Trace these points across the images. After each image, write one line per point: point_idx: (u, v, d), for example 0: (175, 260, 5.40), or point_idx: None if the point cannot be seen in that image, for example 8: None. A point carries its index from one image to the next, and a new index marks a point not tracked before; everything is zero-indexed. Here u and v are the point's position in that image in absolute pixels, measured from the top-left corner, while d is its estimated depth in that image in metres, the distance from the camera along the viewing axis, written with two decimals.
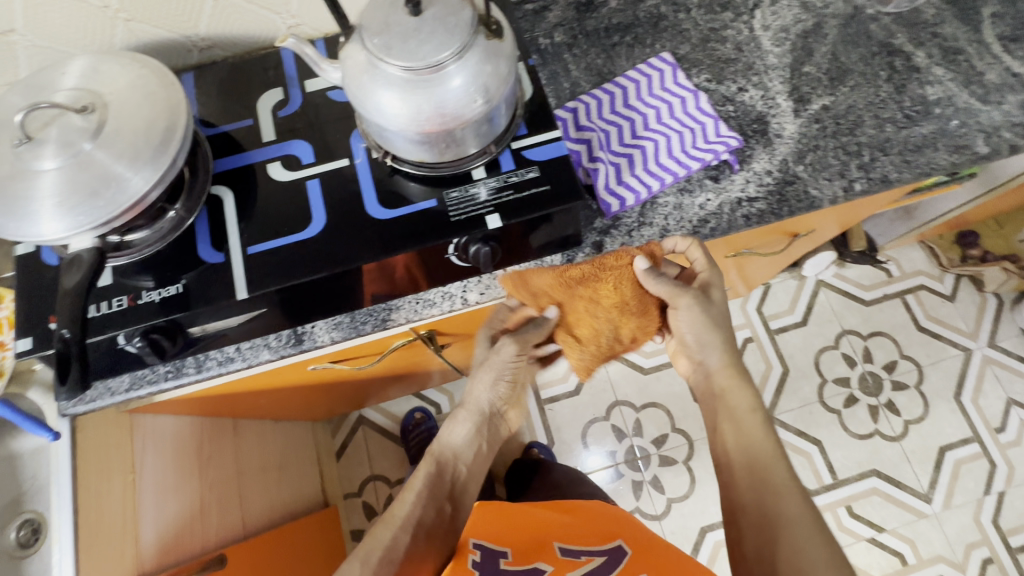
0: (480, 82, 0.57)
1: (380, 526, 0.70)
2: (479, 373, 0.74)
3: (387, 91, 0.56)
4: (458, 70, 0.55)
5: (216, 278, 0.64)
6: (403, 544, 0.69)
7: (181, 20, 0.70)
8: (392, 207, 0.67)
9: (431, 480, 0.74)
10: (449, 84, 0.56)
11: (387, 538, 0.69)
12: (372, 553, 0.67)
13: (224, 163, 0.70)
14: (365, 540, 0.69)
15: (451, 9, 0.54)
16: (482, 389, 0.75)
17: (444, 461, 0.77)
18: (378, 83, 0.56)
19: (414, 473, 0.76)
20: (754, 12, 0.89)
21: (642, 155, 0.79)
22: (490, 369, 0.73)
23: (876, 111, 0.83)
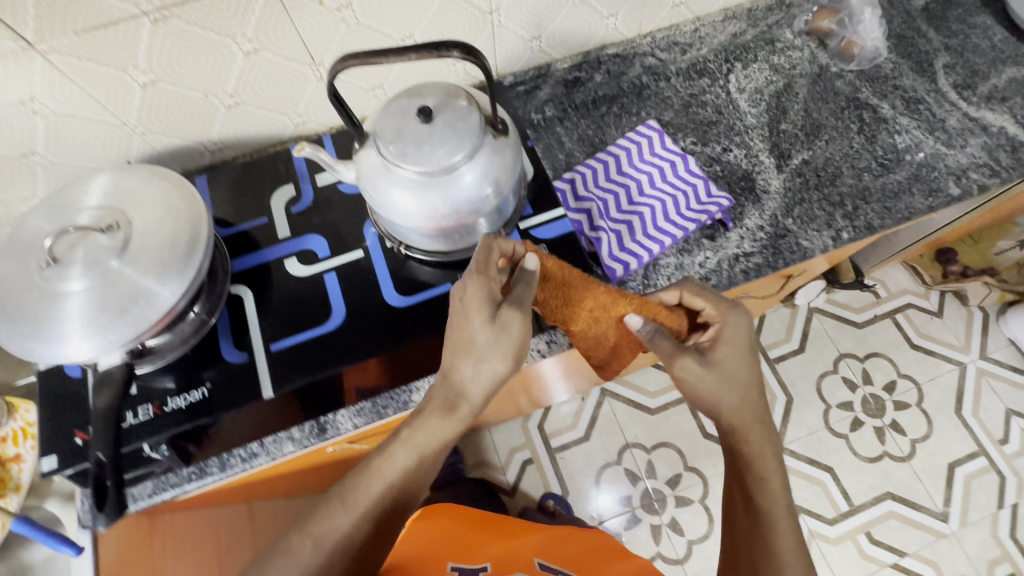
0: (490, 177, 0.60)
1: (337, 507, 0.55)
2: (481, 351, 0.58)
3: (402, 191, 0.59)
4: (470, 169, 0.58)
5: (241, 378, 0.65)
6: (363, 533, 0.54)
7: (193, 128, 0.72)
8: (409, 293, 0.70)
9: (408, 467, 0.56)
10: (462, 182, 0.59)
11: (343, 526, 0.54)
12: (326, 539, 0.53)
13: (242, 261, 0.72)
14: (315, 518, 0.54)
15: (459, 115, 0.58)
16: (483, 369, 0.57)
17: (425, 445, 0.58)
18: (393, 185, 0.59)
19: (386, 452, 0.57)
20: (729, 76, 0.95)
21: (640, 220, 0.82)
22: (493, 344, 0.57)
23: (853, 161, 0.88)
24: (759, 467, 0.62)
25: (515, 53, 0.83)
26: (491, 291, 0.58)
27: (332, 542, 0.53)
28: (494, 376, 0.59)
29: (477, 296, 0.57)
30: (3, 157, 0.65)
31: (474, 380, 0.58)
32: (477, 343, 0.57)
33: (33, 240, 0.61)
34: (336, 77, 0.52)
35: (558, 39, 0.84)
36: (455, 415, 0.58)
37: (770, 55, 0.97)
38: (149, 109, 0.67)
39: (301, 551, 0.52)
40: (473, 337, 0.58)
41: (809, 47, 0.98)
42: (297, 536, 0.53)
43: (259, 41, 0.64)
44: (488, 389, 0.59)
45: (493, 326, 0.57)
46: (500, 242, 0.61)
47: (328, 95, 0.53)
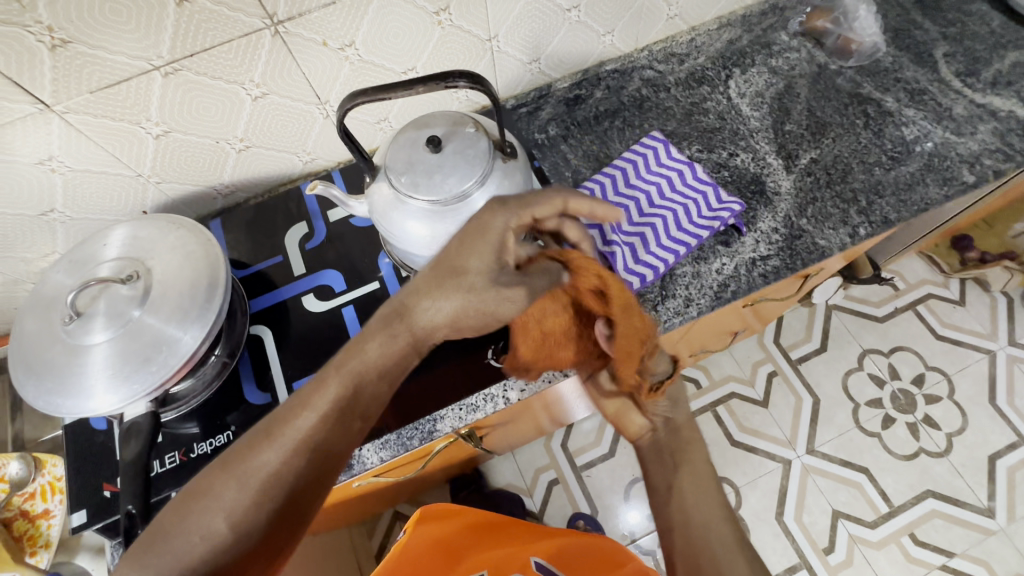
0: None
1: (264, 442, 0.49)
2: (462, 287, 0.57)
3: (416, 221, 0.59)
4: (484, 195, 0.58)
5: (266, 420, 0.65)
6: (294, 469, 0.49)
7: (206, 174, 0.73)
8: None
9: (342, 398, 0.53)
10: (474, 209, 0.59)
11: (271, 462, 0.49)
12: (252, 476, 0.48)
13: (260, 302, 0.72)
14: (241, 456, 0.49)
15: (468, 142, 0.59)
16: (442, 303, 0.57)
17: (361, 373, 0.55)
18: (407, 214, 0.59)
19: (319, 382, 0.53)
20: (728, 82, 0.95)
21: (653, 231, 0.82)
22: (474, 292, 0.57)
23: (863, 157, 0.88)
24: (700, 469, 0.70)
25: (515, 76, 0.84)
26: (499, 242, 0.57)
27: (258, 478, 0.48)
28: (448, 312, 0.58)
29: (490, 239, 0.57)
30: (23, 216, 0.67)
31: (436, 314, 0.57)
32: (471, 275, 0.57)
33: (56, 295, 0.62)
34: (345, 113, 0.52)
35: (558, 59, 0.85)
36: (390, 343, 0.56)
37: (768, 58, 0.97)
38: (163, 158, 0.68)
39: (226, 489, 0.47)
40: (473, 267, 0.57)
41: (806, 47, 0.98)
42: (222, 475, 0.48)
43: (267, 86, 0.65)
44: (432, 325, 0.58)
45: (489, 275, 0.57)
46: (534, 212, 0.58)
47: (339, 131, 0.54)
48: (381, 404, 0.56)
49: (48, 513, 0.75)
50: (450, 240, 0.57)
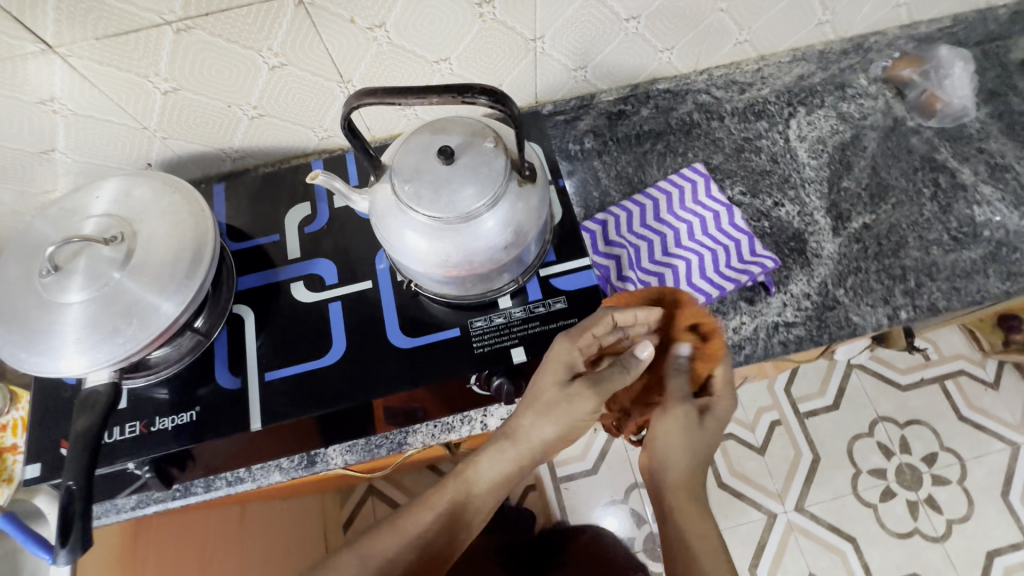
0: (509, 226, 0.55)
1: (388, 531, 0.60)
2: (552, 416, 0.59)
3: (420, 233, 0.54)
4: (499, 213, 0.54)
5: (229, 407, 0.62)
6: (405, 564, 0.57)
7: (217, 136, 0.70)
8: (416, 334, 0.64)
9: (455, 503, 0.60)
10: (478, 232, 0.54)
11: (390, 550, 0.58)
12: (371, 559, 0.58)
13: (247, 280, 0.69)
14: (367, 539, 0.60)
15: (484, 158, 0.53)
16: (549, 432, 0.59)
17: (470, 487, 0.61)
18: (410, 224, 0.54)
19: (439, 486, 0.62)
20: (789, 121, 0.87)
21: (673, 275, 0.77)
22: (560, 412, 0.59)
23: (921, 232, 0.79)
24: (698, 524, 0.59)
25: (556, 82, 0.77)
26: (568, 365, 0.60)
27: (375, 561, 0.58)
28: (550, 438, 0.60)
29: (556, 366, 0.59)
30: (23, 152, 0.65)
31: (533, 435, 0.60)
32: (546, 399, 0.59)
33: (41, 245, 0.59)
34: (352, 109, 0.47)
35: (606, 70, 0.77)
36: (508, 462, 0.61)
37: (840, 101, 0.88)
38: (170, 114, 0.65)
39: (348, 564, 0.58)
40: (546, 399, 0.59)
41: (885, 96, 0.88)
42: (348, 555, 0.59)
43: (286, 56, 0.61)
44: (546, 441, 0.60)
45: (565, 389, 0.59)
46: (614, 317, 0.61)
47: (342, 123, 0.49)
48: (484, 515, 0.62)
49: (14, 449, 0.75)
50: (533, 376, 0.61)
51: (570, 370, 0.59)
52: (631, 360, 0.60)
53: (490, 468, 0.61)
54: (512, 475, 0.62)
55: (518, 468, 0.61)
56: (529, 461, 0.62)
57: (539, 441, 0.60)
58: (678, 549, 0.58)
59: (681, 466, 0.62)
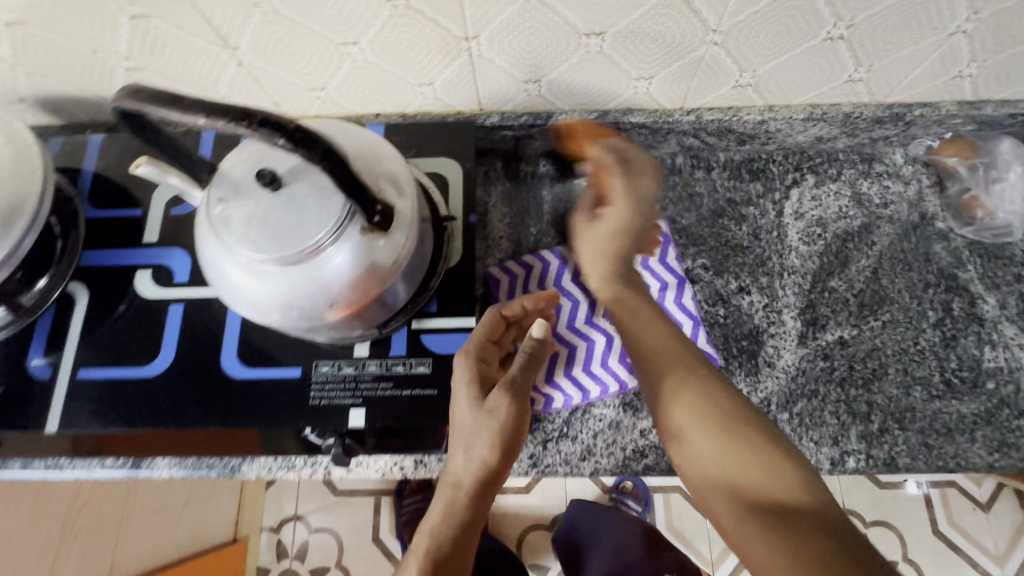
0: (349, 279, 0.44)
1: None
2: (471, 431, 0.51)
3: (242, 270, 0.43)
4: (341, 256, 0.43)
5: (32, 400, 0.56)
6: None
7: (92, 82, 0.60)
8: (252, 365, 0.55)
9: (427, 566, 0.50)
10: (310, 278, 0.43)
11: None
12: None
13: (94, 257, 0.61)
14: None
15: (321, 194, 0.42)
16: (478, 449, 0.51)
17: (437, 544, 0.52)
18: (228, 256, 0.43)
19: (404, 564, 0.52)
20: (790, 190, 0.71)
21: (586, 350, 0.66)
22: (487, 429, 0.51)
23: (908, 364, 0.64)
24: (672, 366, 0.52)
25: (504, 92, 0.63)
26: (479, 377, 0.53)
27: None
28: (490, 459, 0.51)
29: (461, 385, 0.52)
30: None
31: (472, 469, 0.52)
32: (465, 429, 0.51)
33: None
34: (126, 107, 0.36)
35: (566, 89, 0.62)
36: (465, 504, 0.52)
37: (860, 177, 0.72)
38: (24, 49, 0.55)
39: None
40: (461, 421, 0.52)
41: (920, 182, 0.71)
42: None
43: (145, 6, 0.50)
44: (487, 463, 0.51)
45: (477, 410, 0.51)
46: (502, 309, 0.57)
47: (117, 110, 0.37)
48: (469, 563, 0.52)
49: None
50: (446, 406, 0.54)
51: (477, 385, 0.52)
52: (528, 344, 0.53)
53: (444, 527, 0.52)
54: (463, 512, 0.52)
55: (478, 502, 0.52)
56: (485, 491, 0.53)
57: (478, 466, 0.51)
58: (691, 422, 0.49)
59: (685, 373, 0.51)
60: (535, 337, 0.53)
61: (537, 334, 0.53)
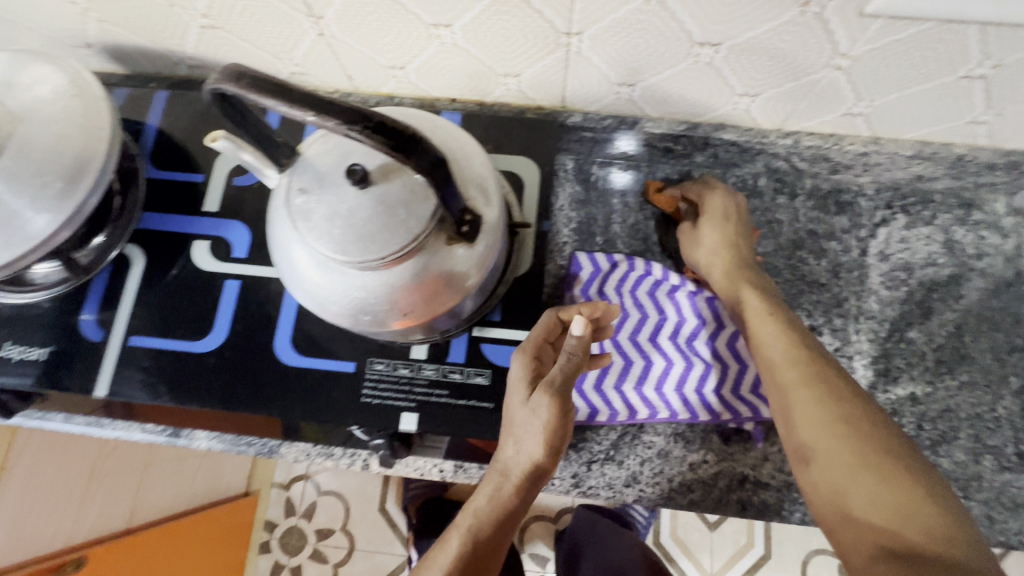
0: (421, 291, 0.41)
1: None
2: (521, 430, 0.48)
3: (320, 271, 0.41)
4: (423, 263, 0.41)
5: (83, 362, 0.55)
6: None
7: (164, 36, 0.57)
8: (306, 353, 0.54)
9: (462, 550, 0.48)
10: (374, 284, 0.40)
11: None
12: None
13: (151, 220, 0.59)
14: None
15: (410, 197, 0.39)
16: (527, 445, 0.47)
17: (476, 531, 0.49)
18: (308, 256, 0.41)
19: (443, 540, 0.51)
20: (878, 230, 0.66)
21: (642, 369, 0.62)
22: (535, 426, 0.47)
23: (981, 431, 0.61)
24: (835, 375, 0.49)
25: (592, 91, 0.58)
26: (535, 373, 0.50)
27: None
28: (539, 458, 0.48)
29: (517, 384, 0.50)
30: None
31: (519, 461, 0.48)
32: (514, 425, 0.48)
33: None
34: (221, 88, 0.33)
35: (660, 96, 0.58)
36: (509, 494, 0.49)
37: (955, 224, 0.66)
38: None
39: None
40: (513, 416, 0.49)
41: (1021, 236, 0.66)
42: None
43: None
44: (537, 463, 0.48)
45: (526, 407, 0.48)
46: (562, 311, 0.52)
47: (209, 89, 0.34)
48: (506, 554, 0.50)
49: None
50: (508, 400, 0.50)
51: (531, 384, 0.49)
52: (568, 344, 0.47)
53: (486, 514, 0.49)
54: (510, 506, 0.49)
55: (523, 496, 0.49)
56: (533, 487, 0.49)
57: (527, 463, 0.48)
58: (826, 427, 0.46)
59: (818, 394, 0.47)
60: (575, 337, 0.46)
61: (578, 334, 0.46)
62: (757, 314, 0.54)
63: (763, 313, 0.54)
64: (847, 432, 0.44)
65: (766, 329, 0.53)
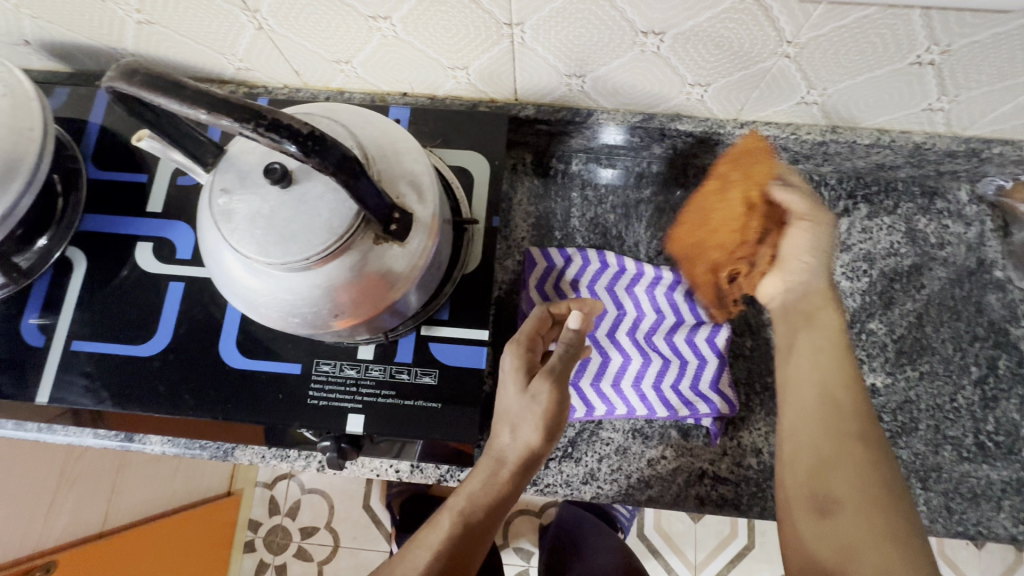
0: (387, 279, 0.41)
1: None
2: (519, 412, 0.49)
3: (248, 274, 0.40)
4: (354, 262, 0.39)
5: (25, 368, 0.54)
6: None
7: (101, 32, 0.55)
8: (251, 356, 0.53)
9: (454, 533, 0.46)
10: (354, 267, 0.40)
11: None
12: None
13: (95, 222, 0.57)
14: None
15: (334, 195, 0.38)
16: (524, 429, 0.48)
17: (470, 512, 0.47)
18: (234, 257, 0.40)
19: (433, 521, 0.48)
20: (839, 220, 0.66)
21: (600, 365, 0.61)
22: (533, 413, 0.49)
23: (941, 422, 0.61)
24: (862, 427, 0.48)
25: (543, 83, 0.57)
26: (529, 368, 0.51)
27: None
28: (534, 445, 0.49)
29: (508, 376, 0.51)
30: None
31: (518, 448, 0.48)
32: (509, 412, 0.49)
33: None
34: (116, 80, 0.31)
35: (612, 87, 0.57)
36: (502, 480, 0.48)
37: (918, 213, 0.66)
38: None
39: None
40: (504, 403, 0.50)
41: (983, 224, 0.65)
42: None
43: None
44: (531, 446, 0.48)
45: (525, 396, 0.49)
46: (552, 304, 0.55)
47: (109, 84, 0.33)
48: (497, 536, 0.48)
49: None
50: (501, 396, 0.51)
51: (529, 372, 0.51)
52: (566, 336, 0.52)
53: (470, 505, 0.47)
54: (506, 489, 0.48)
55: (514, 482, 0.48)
56: (527, 472, 0.49)
57: (524, 446, 0.48)
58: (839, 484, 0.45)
59: (858, 456, 0.46)
60: (573, 330, 0.52)
61: (575, 326, 0.52)
62: (809, 353, 0.53)
63: (819, 353, 0.52)
64: (872, 496, 0.45)
65: (818, 368, 0.51)
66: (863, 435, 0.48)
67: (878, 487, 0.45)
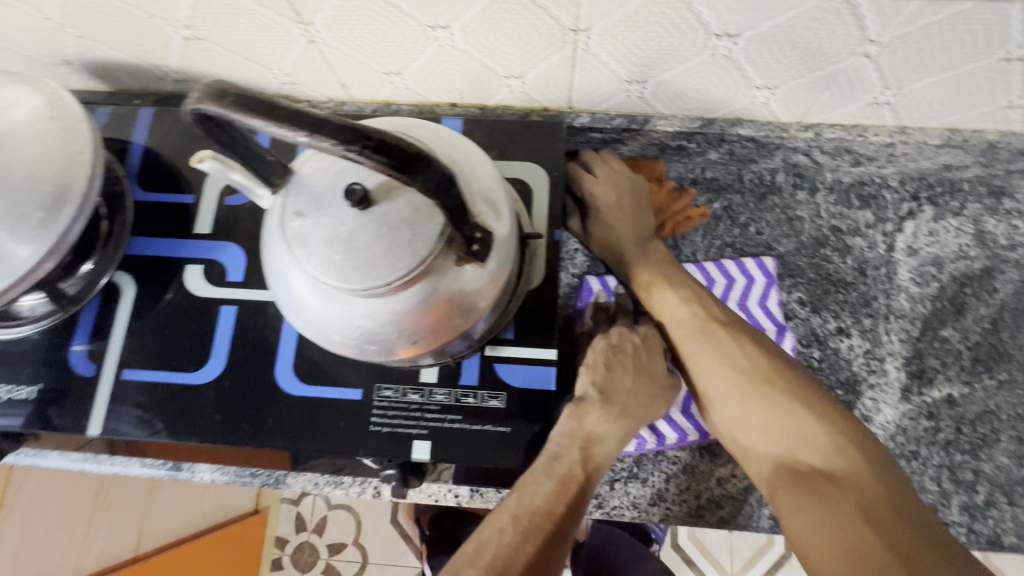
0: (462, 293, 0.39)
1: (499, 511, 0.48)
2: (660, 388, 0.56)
3: (320, 300, 0.38)
4: (431, 286, 0.37)
5: (76, 398, 0.52)
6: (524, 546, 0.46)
7: (145, 50, 0.54)
8: (309, 381, 0.51)
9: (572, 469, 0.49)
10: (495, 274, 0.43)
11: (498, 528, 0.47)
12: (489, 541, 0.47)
13: (141, 245, 0.56)
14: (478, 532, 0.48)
15: (415, 216, 0.35)
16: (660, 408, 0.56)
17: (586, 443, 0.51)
18: (306, 283, 0.38)
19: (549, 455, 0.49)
20: (904, 222, 0.63)
21: None
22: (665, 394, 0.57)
23: (1023, 432, 0.58)
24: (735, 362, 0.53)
25: (601, 90, 0.55)
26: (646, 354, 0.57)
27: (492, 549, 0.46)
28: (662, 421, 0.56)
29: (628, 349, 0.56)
30: None
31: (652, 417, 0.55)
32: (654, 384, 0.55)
33: None
34: (200, 101, 0.30)
35: (673, 92, 0.54)
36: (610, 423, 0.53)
37: (986, 214, 0.63)
38: (75, 10, 0.49)
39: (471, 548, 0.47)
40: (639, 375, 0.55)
41: None
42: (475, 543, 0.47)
43: None
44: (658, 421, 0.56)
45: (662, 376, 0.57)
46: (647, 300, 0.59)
47: (186, 106, 0.31)
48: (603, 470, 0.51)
49: None
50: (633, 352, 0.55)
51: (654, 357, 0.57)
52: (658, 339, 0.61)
53: (581, 467, 0.49)
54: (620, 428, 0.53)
55: (587, 488, 0.49)
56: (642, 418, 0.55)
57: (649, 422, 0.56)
58: (734, 417, 0.53)
59: (744, 391, 0.52)
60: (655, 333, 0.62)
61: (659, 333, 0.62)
62: (690, 334, 0.56)
63: (690, 322, 0.56)
64: (776, 422, 0.51)
65: (702, 356, 0.55)
66: (755, 379, 0.52)
67: (777, 412, 0.51)
